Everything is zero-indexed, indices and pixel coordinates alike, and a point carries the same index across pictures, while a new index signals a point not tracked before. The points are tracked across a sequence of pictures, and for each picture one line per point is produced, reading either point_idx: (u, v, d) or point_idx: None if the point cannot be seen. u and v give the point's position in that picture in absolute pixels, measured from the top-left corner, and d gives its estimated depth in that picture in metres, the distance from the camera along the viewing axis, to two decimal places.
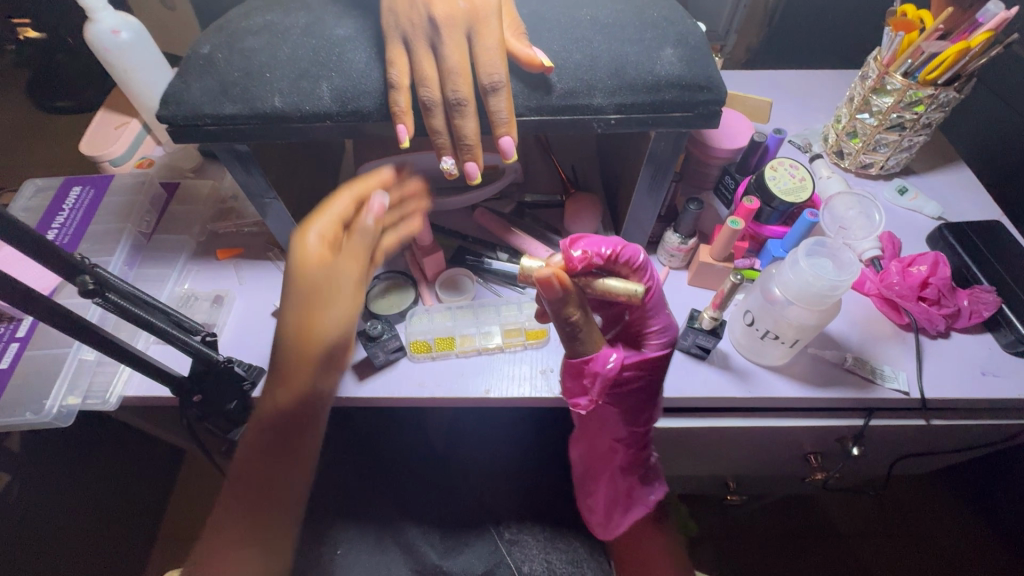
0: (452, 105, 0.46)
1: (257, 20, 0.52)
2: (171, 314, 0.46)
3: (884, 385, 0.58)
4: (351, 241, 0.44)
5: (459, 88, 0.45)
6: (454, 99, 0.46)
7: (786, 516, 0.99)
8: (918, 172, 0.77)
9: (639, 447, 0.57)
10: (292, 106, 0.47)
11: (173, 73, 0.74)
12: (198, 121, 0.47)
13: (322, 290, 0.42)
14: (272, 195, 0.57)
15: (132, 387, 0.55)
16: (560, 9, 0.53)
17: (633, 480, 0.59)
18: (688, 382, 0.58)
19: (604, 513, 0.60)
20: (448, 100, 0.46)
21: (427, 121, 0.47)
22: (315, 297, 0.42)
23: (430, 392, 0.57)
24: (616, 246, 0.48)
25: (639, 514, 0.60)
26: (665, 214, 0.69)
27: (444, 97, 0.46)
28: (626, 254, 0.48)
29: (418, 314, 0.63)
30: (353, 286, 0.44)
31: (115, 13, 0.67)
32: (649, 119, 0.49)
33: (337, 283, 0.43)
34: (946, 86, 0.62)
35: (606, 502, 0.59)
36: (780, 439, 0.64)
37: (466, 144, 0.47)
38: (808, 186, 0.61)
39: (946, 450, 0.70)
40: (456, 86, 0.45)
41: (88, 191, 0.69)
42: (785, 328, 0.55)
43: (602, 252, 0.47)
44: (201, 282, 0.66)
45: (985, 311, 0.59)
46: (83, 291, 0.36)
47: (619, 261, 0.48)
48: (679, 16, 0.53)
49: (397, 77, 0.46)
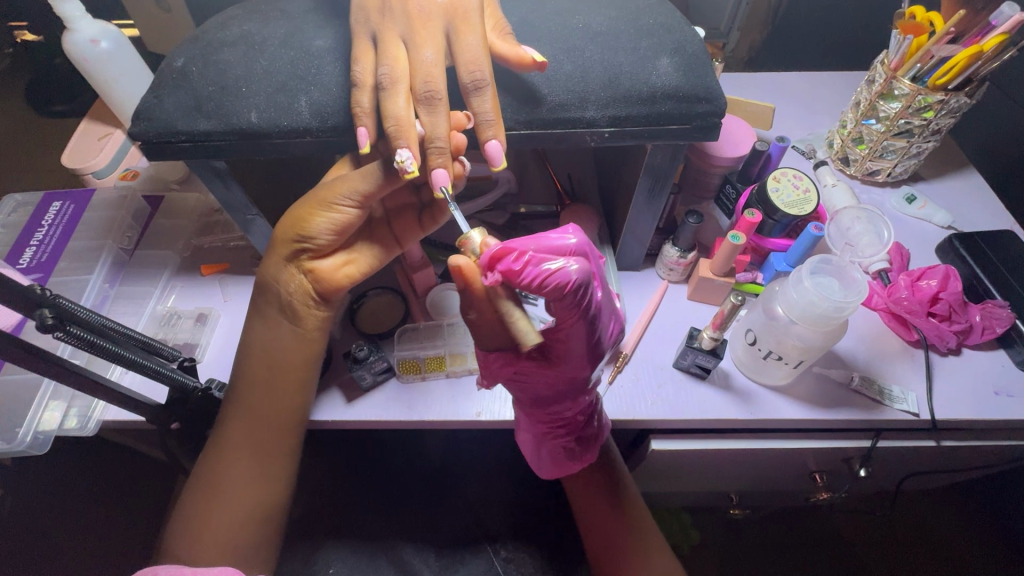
0: (421, 97, 0.42)
1: (234, 30, 0.50)
2: (139, 338, 0.44)
3: (893, 406, 0.55)
4: (333, 192, 0.44)
5: (431, 80, 0.42)
6: (425, 90, 0.41)
7: (791, 525, 0.96)
8: (927, 179, 0.75)
9: (564, 421, 0.50)
10: (269, 122, 0.45)
11: (155, 79, 0.72)
12: (171, 137, 0.45)
13: (304, 214, 0.46)
14: (253, 211, 0.55)
15: (112, 412, 0.53)
16: (550, 16, 0.51)
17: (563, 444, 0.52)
18: (687, 404, 0.56)
19: (534, 456, 0.57)
20: (418, 93, 0.42)
21: (383, 103, 0.42)
22: (297, 218, 0.46)
23: (419, 415, 0.55)
24: (544, 266, 0.35)
25: (562, 471, 0.55)
26: (665, 226, 0.66)
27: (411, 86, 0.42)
28: (550, 277, 0.35)
29: (408, 332, 0.61)
30: (324, 227, 0.46)
31: (94, 21, 0.65)
32: (645, 132, 0.47)
33: (313, 215, 0.45)
34: (957, 91, 0.59)
35: (531, 449, 0.56)
36: (783, 460, 0.62)
37: (438, 146, 0.41)
38: (812, 198, 0.59)
39: (958, 467, 0.68)
40: (427, 76, 0.42)
41: (69, 206, 0.68)
42: (789, 348, 0.53)
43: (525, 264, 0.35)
44: (185, 299, 0.64)
45: (998, 327, 0.57)
46: (41, 326, 0.34)
47: (540, 283, 0.35)
48: (676, 22, 0.50)
49: (388, 79, 0.42)
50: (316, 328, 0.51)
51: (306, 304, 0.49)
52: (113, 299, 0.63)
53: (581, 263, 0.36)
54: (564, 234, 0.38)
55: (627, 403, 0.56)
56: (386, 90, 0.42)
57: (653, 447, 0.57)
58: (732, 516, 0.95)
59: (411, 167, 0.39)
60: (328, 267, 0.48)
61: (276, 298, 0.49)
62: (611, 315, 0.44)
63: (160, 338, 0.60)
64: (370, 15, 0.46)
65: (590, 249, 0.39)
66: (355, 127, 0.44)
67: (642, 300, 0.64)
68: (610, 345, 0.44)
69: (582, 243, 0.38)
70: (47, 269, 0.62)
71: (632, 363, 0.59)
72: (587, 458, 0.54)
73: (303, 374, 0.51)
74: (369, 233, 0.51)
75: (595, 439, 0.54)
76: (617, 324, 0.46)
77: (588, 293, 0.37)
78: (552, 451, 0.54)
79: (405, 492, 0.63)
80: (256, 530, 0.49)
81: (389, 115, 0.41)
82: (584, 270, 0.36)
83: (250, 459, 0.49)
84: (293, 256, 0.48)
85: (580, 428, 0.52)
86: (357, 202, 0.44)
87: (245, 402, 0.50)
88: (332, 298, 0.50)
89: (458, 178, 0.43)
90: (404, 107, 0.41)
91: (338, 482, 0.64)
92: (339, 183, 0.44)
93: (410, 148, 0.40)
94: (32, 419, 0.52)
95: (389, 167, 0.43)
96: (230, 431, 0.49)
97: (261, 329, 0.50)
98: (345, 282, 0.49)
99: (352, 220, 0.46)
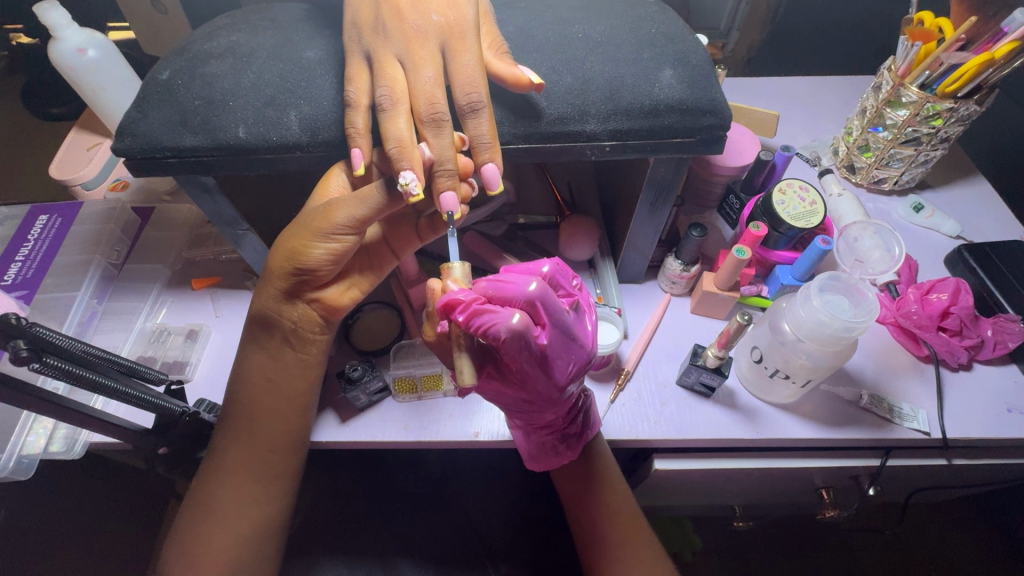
0: (424, 120, 0.40)
1: (222, 42, 0.48)
2: (123, 364, 0.43)
3: (903, 425, 0.54)
4: (331, 221, 0.41)
5: (433, 101, 0.40)
6: (432, 114, 0.40)
7: (794, 533, 0.95)
8: (934, 186, 0.73)
9: (543, 421, 0.48)
10: (257, 137, 0.43)
11: (144, 87, 0.70)
12: (156, 153, 0.44)
13: (298, 245, 0.43)
14: (242, 226, 0.53)
15: (97, 435, 0.51)
16: (548, 25, 0.49)
17: (549, 436, 0.51)
18: (692, 423, 0.54)
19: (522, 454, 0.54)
20: (422, 115, 0.40)
21: (383, 124, 0.40)
22: (291, 249, 0.43)
23: (415, 435, 0.53)
24: (489, 322, 0.34)
25: (539, 467, 0.53)
26: (667, 238, 0.65)
27: (411, 106, 0.41)
28: (492, 331, 0.34)
29: (405, 348, 0.59)
30: (323, 258, 0.43)
31: (81, 29, 0.63)
32: (647, 145, 0.45)
33: (310, 246, 0.42)
34: (966, 99, 0.57)
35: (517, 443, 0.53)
36: (789, 477, 0.60)
37: (446, 169, 0.39)
38: (820, 211, 0.57)
39: (967, 482, 0.66)
40: (428, 96, 0.41)
41: (55, 220, 0.66)
42: (797, 368, 0.51)
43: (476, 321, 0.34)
44: (175, 315, 0.62)
45: (1011, 342, 0.55)
46: (16, 359, 0.32)
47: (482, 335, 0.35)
48: (678, 31, 0.49)
49: (387, 100, 0.41)
50: (319, 352, 0.49)
51: (313, 330, 0.48)
52: (101, 316, 0.61)
53: (522, 316, 0.35)
54: (520, 285, 0.37)
55: (629, 423, 0.54)
56: (386, 111, 0.41)
57: (657, 466, 0.56)
58: (734, 527, 0.93)
59: (417, 190, 0.37)
60: (333, 293, 0.47)
61: (278, 328, 0.47)
62: (571, 357, 0.41)
63: (149, 357, 0.58)
64: (363, 27, 0.45)
65: (545, 301, 0.38)
66: (350, 147, 0.42)
67: (645, 314, 0.63)
68: (568, 380, 0.42)
69: (537, 296, 0.37)
70: (33, 286, 0.60)
71: (634, 380, 0.57)
72: (566, 457, 0.52)
73: (303, 397, 0.49)
74: (367, 252, 0.49)
75: (579, 439, 0.52)
76: (585, 359, 0.42)
77: (530, 343, 0.36)
78: (539, 442, 0.51)
79: (403, 508, 0.61)
80: (262, 547, 0.47)
81: (389, 136, 0.40)
82: (525, 325, 0.35)
83: (243, 487, 0.47)
84: (291, 286, 0.45)
85: (561, 427, 0.50)
86: (357, 228, 0.41)
87: (235, 428, 0.47)
88: (337, 319, 0.49)
89: (465, 200, 0.42)
90: (406, 128, 0.40)
91: (334, 499, 0.62)
92: (335, 210, 0.40)
93: (414, 170, 0.38)
94: (15, 443, 0.51)
95: (393, 190, 0.39)
96: (219, 459, 0.47)
97: (260, 360, 0.47)
98: (350, 304, 0.49)
99: (352, 246, 0.43)
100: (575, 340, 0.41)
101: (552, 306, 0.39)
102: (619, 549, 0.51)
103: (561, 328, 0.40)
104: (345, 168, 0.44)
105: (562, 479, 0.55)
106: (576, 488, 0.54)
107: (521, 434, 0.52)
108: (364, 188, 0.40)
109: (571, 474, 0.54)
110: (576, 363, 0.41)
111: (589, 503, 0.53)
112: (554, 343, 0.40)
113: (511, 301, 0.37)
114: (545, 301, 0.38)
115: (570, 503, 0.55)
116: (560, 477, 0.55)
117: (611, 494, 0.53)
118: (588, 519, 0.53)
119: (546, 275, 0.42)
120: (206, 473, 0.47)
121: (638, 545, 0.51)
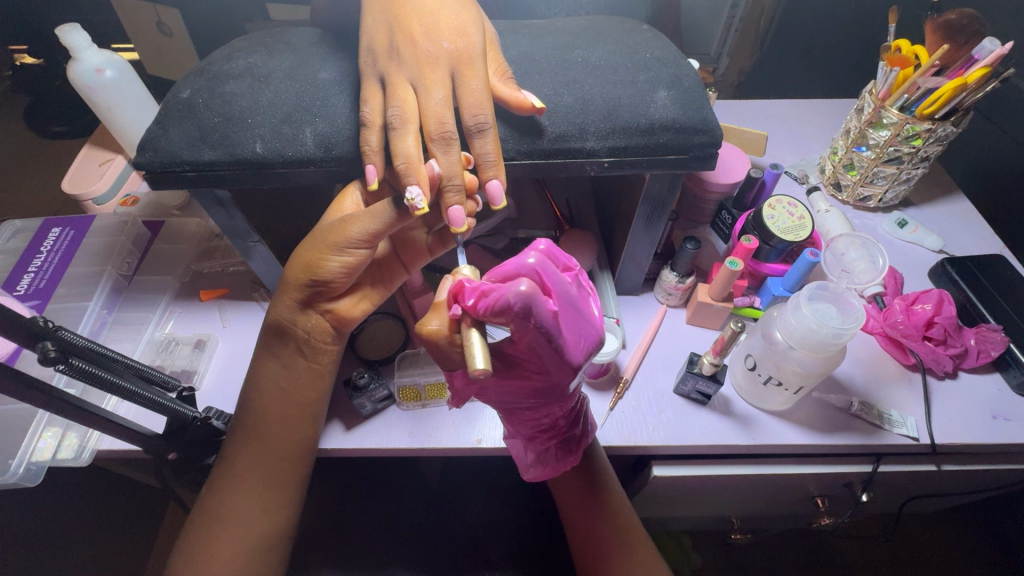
0: (431, 139, 0.42)
1: (240, 62, 0.51)
2: (140, 369, 0.45)
3: (893, 431, 0.55)
4: (345, 235, 0.42)
5: (440, 122, 0.43)
6: (439, 133, 0.42)
7: (789, 548, 0.95)
8: (917, 204, 0.76)
9: (545, 422, 0.49)
10: (273, 152, 0.45)
11: (157, 108, 0.72)
12: (176, 167, 0.46)
13: (313, 258, 0.44)
14: (254, 238, 0.55)
15: (107, 441, 0.52)
16: (550, 50, 0.52)
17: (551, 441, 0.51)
18: (689, 429, 0.56)
19: (529, 463, 0.53)
20: (427, 134, 0.43)
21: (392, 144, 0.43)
22: (304, 263, 0.45)
23: (419, 442, 0.55)
24: (495, 297, 0.32)
25: (534, 476, 0.54)
26: (663, 251, 0.67)
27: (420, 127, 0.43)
28: (495, 300, 0.32)
29: (408, 358, 0.60)
30: (336, 270, 0.44)
31: (99, 51, 0.65)
32: (643, 161, 0.47)
33: (325, 259, 0.44)
34: (943, 121, 0.60)
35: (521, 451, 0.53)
36: (785, 484, 0.61)
37: (454, 184, 0.41)
38: (808, 225, 0.60)
39: (955, 490, 0.68)
40: (436, 116, 0.43)
41: (68, 232, 0.68)
42: (788, 373, 0.53)
43: (487, 302, 0.32)
44: (183, 326, 0.64)
45: (993, 351, 0.58)
46: (44, 359, 0.34)
47: (490, 311, 0.32)
48: (670, 56, 0.52)
49: (398, 119, 0.43)
50: (332, 362, 0.51)
51: (325, 341, 0.49)
52: (110, 326, 0.63)
53: (528, 284, 0.33)
54: (519, 258, 0.36)
55: (628, 429, 0.56)
56: (396, 130, 0.43)
57: (655, 472, 0.57)
58: (730, 540, 0.94)
59: (421, 203, 0.39)
60: (345, 305, 0.49)
61: (292, 338, 0.48)
62: (579, 333, 0.39)
63: (157, 365, 0.60)
64: (376, 51, 0.48)
65: (547, 272, 0.36)
66: (364, 163, 0.45)
67: (641, 324, 0.65)
68: (581, 357, 0.39)
69: (538, 266, 0.36)
70: (44, 295, 0.62)
71: (632, 388, 0.59)
72: (567, 463, 0.53)
73: (315, 408, 0.50)
74: (379, 267, 0.50)
75: (578, 443, 0.53)
76: (594, 337, 0.40)
77: (540, 313, 0.34)
78: (541, 451, 0.52)
79: (406, 516, 0.61)
80: (266, 557, 0.47)
81: (398, 153, 0.42)
82: (531, 293, 0.33)
83: (251, 497, 0.47)
84: (306, 296, 0.47)
85: (564, 430, 0.52)
86: (370, 242, 0.43)
87: (241, 437, 0.48)
88: (347, 331, 0.51)
89: (471, 215, 0.44)
90: (414, 146, 0.42)
91: (336, 507, 0.62)
92: (350, 225, 0.42)
93: (419, 185, 0.40)
94: (25, 449, 0.52)
95: (402, 206, 0.41)
96: (229, 464, 0.48)
97: (272, 368, 0.49)
98: (360, 316, 0.50)
99: (364, 260, 0.44)
100: (581, 315, 0.39)
101: (555, 277, 0.37)
102: (622, 551, 0.51)
103: (565, 300, 0.38)
104: (359, 186, 0.48)
105: (562, 486, 0.56)
106: (577, 494, 0.54)
107: (520, 444, 0.53)
108: (377, 203, 0.42)
109: (573, 482, 0.55)
110: (585, 339, 0.39)
111: (591, 509, 0.54)
112: (563, 313, 0.38)
113: (512, 275, 0.35)
114: (548, 272, 0.37)
115: (570, 512, 0.55)
116: (561, 487, 0.56)
117: (611, 497, 0.54)
118: (590, 525, 0.53)
119: (549, 249, 0.39)
120: (214, 477, 0.48)
121: (640, 548, 0.52)
